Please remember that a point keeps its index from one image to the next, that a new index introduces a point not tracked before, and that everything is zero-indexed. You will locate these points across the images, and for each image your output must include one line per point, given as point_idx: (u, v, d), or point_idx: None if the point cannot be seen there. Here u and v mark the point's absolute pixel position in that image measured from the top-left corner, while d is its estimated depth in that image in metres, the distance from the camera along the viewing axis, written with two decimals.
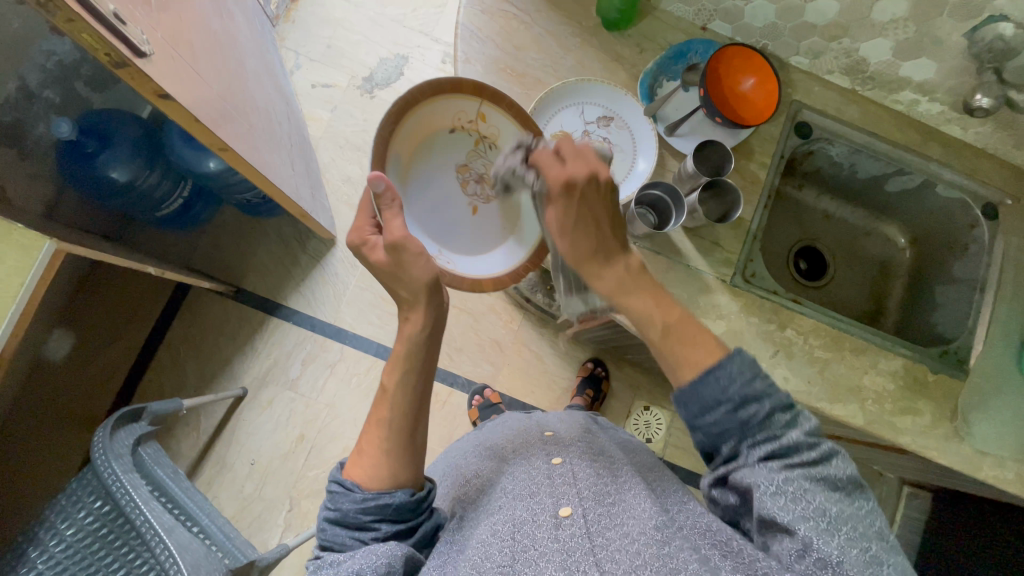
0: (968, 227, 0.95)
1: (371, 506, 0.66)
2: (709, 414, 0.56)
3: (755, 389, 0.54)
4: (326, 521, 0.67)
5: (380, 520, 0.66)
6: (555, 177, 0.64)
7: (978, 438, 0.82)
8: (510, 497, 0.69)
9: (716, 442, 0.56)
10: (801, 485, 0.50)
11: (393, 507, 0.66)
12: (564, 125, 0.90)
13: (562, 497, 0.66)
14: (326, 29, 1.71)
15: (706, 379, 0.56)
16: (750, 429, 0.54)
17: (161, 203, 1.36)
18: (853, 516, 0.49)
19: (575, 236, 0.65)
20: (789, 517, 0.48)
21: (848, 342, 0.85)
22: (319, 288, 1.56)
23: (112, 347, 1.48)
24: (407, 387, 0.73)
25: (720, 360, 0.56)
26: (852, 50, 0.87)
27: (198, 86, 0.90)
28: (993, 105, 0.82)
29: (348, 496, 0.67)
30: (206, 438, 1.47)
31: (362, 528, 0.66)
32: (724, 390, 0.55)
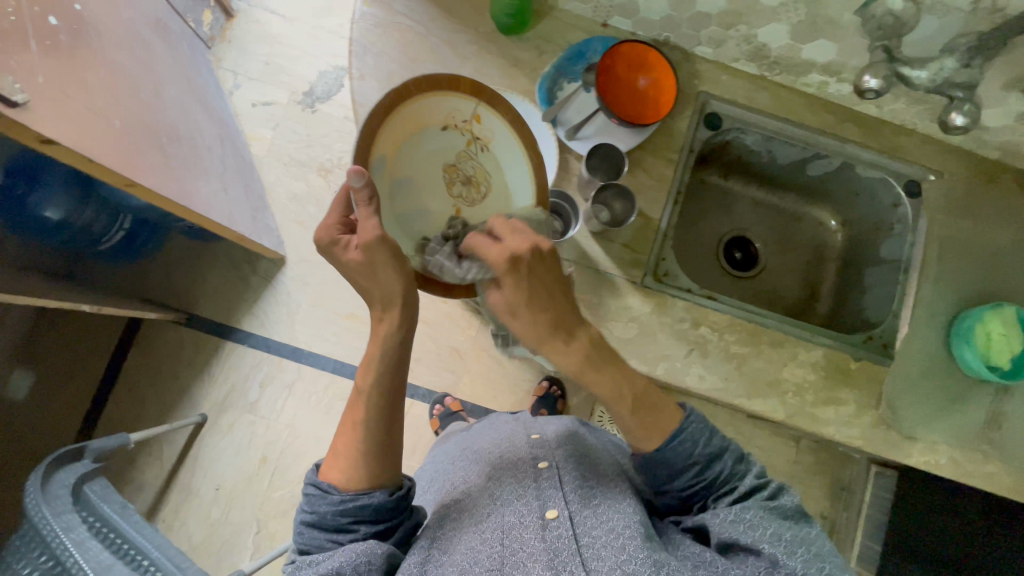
0: (892, 206, 0.94)
1: (349, 508, 0.64)
2: (679, 478, 0.63)
3: (715, 448, 0.62)
4: (304, 522, 0.66)
5: (358, 522, 0.64)
6: (500, 253, 0.60)
7: (904, 423, 0.82)
8: (497, 498, 0.69)
9: (684, 494, 0.64)
10: (757, 513, 0.58)
11: (372, 504, 0.64)
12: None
13: (548, 498, 0.67)
14: (263, 46, 1.69)
15: (671, 445, 0.61)
16: (715, 487, 0.62)
17: (101, 237, 1.35)
18: (805, 539, 0.56)
19: (525, 319, 0.61)
20: (751, 540, 0.55)
21: (766, 335, 0.83)
22: (272, 308, 1.55)
23: (69, 385, 1.48)
24: (385, 391, 0.68)
25: (681, 422, 0.63)
26: (751, 37, 0.83)
27: (94, 124, 0.89)
28: (883, 85, 0.69)
29: (325, 499, 0.65)
30: (170, 467, 1.47)
31: (339, 530, 0.64)
32: (689, 453, 0.61)
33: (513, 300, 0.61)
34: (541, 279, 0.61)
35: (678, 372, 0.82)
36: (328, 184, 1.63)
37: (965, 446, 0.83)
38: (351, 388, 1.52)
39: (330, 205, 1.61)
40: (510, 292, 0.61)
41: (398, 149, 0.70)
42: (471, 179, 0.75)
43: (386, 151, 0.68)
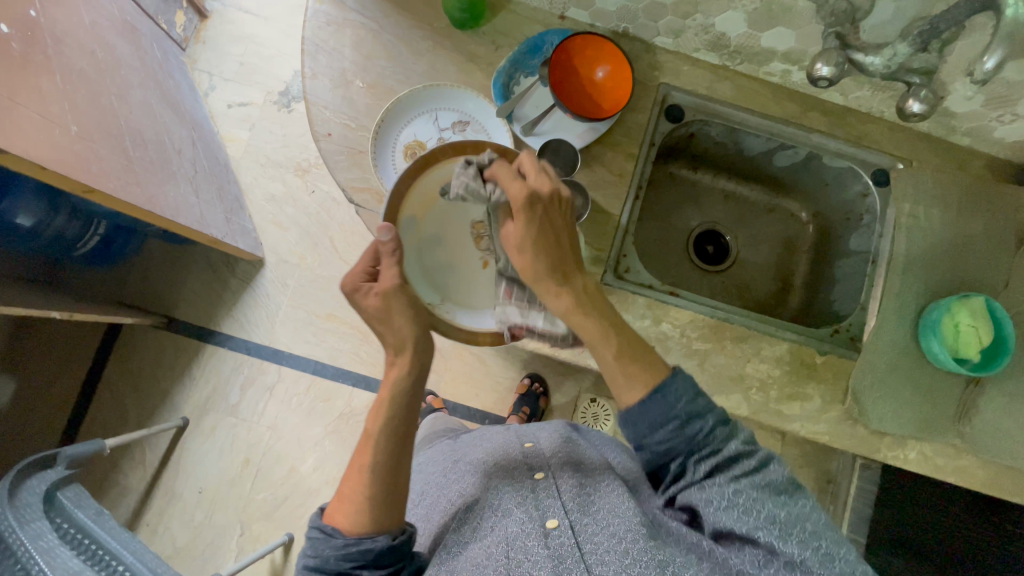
0: (861, 196, 0.92)
1: (352, 552, 0.62)
2: (658, 433, 0.60)
3: (698, 407, 0.60)
4: (305, 568, 0.64)
5: (361, 566, 0.62)
6: (519, 190, 0.62)
7: (871, 418, 0.80)
8: (497, 511, 0.70)
9: (665, 459, 0.62)
10: (750, 494, 0.56)
11: (380, 545, 0.62)
12: (418, 134, 0.85)
13: (547, 509, 0.68)
14: (237, 47, 1.67)
15: (655, 399, 0.60)
16: (697, 442, 0.60)
17: (76, 243, 1.35)
18: (799, 515, 0.56)
19: (529, 254, 0.63)
20: (747, 528, 0.54)
21: (729, 331, 0.82)
22: (251, 310, 1.55)
23: (50, 391, 1.48)
24: (394, 435, 0.65)
25: (666, 381, 0.61)
26: (709, 26, 0.81)
27: (49, 130, 0.88)
28: (836, 74, 0.66)
29: (329, 542, 0.63)
30: (153, 470, 1.48)
31: (343, 574, 0.63)
32: (671, 410, 0.60)
33: (524, 241, 0.63)
34: (554, 222, 0.64)
35: None
36: (306, 184, 1.62)
37: (935, 439, 0.82)
38: (332, 389, 1.52)
39: (307, 205, 1.60)
40: (523, 229, 0.63)
41: (426, 209, 0.73)
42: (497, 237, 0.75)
43: (417, 211, 0.72)
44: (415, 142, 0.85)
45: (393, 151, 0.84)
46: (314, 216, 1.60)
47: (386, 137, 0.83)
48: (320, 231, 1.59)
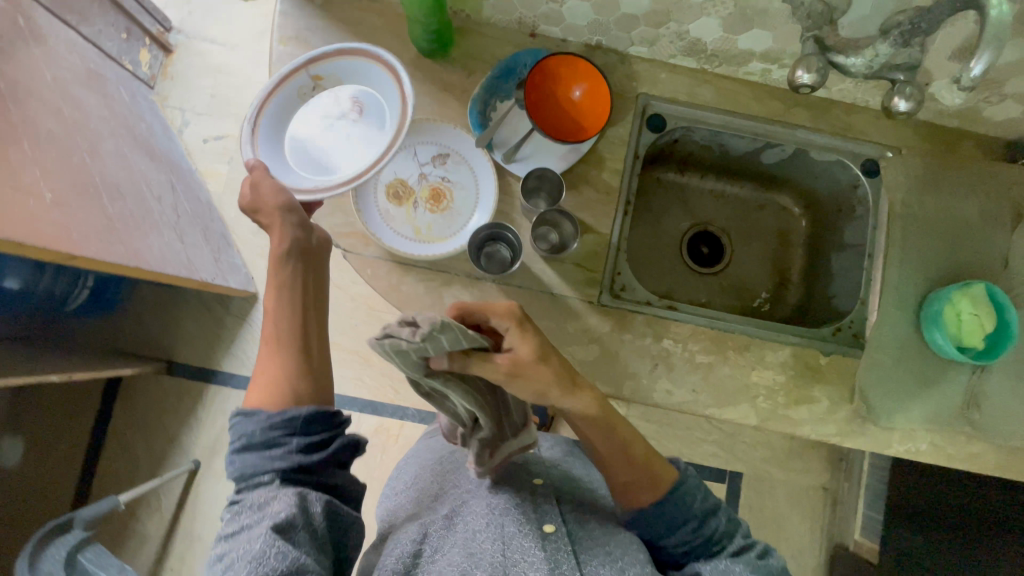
0: (852, 187, 0.90)
1: (278, 421, 0.66)
2: (676, 532, 0.68)
3: (711, 505, 0.70)
4: (235, 452, 0.67)
5: (290, 435, 0.66)
6: (507, 311, 0.65)
7: (880, 415, 0.80)
8: (496, 507, 0.71)
9: (675, 546, 0.69)
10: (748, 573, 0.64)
11: (300, 419, 0.67)
12: (398, 171, 0.84)
13: (544, 513, 0.71)
14: (206, 79, 1.64)
15: (671, 499, 0.69)
16: (710, 544, 0.68)
17: (66, 299, 1.36)
18: None
19: (549, 366, 0.65)
20: None
21: (730, 341, 0.81)
22: (250, 346, 1.54)
23: (59, 447, 1.48)
24: (283, 300, 0.75)
25: (680, 478, 0.70)
26: (683, 33, 0.79)
27: (21, 202, 0.86)
28: (817, 80, 0.64)
29: (251, 420, 0.67)
30: (170, 515, 1.48)
31: (270, 446, 0.66)
32: (690, 508, 0.69)
33: (533, 356, 0.64)
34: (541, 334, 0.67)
35: (645, 390, 0.80)
36: None
37: (945, 429, 0.81)
38: None
39: None
40: (526, 346, 0.64)
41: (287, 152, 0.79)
42: (351, 109, 0.79)
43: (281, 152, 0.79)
44: (395, 180, 0.84)
45: (375, 192, 0.83)
46: None
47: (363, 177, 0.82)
48: None
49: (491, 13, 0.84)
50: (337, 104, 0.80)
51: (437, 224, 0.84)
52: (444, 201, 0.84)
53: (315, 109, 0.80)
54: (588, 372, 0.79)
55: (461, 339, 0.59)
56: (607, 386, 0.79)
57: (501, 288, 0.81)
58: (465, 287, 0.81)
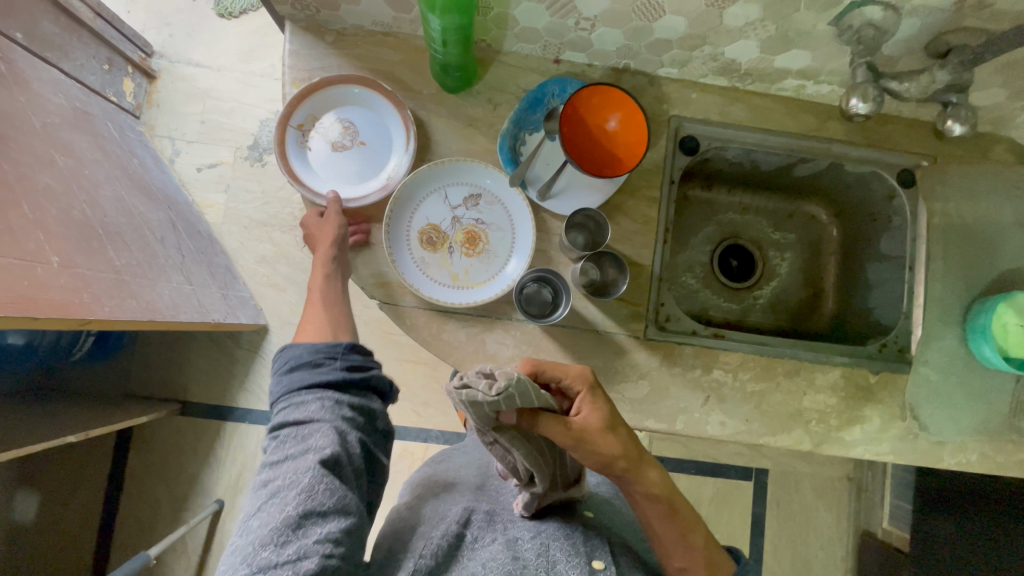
0: (887, 199, 0.89)
1: (322, 348, 0.70)
2: None
3: None
4: (280, 374, 0.69)
5: (335, 357, 0.69)
6: (578, 374, 0.65)
7: (932, 431, 0.80)
8: (539, 536, 0.66)
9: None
10: None
11: (343, 346, 0.70)
12: (430, 216, 0.81)
13: (595, 548, 0.65)
14: (195, 105, 1.57)
15: None
16: None
17: (72, 349, 1.31)
18: None
19: (615, 435, 0.63)
20: None
21: (780, 366, 0.80)
22: (265, 379, 1.50)
23: (76, 498, 1.43)
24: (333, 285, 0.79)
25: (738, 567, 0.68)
26: (718, 55, 0.76)
27: (30, 271, 0.81)
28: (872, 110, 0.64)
29: (300, 346, 0.70)
30: (198, 558, 1.45)
31: (316, 364, 0.68)
32: None
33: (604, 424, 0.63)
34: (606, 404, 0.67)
35: (698, 423, 0.79)
36: (296, 239, 1.55)
37: (995, 438, 0.82)
38: None
39: (301, 261, 1.54)
40: (593, 415, 0.63)
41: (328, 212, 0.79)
42: (346, 126, 0.81)
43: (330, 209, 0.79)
44: (428, 225, 0.81)
45: (408, 239, 0.80)
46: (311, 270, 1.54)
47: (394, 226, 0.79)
48: None
49: (515, 42, 0.80)
50: (333, 136, 0.82)
51: (475, 269, 0.81)
52: (480, 244, 0.81)
53: (317, 155, 0.81)
54: (641, 409, 0.78)
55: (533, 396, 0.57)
56: (660, 423, 0.78)
57: (546, 330, 0.79)
58: (509, 331, 0.79)
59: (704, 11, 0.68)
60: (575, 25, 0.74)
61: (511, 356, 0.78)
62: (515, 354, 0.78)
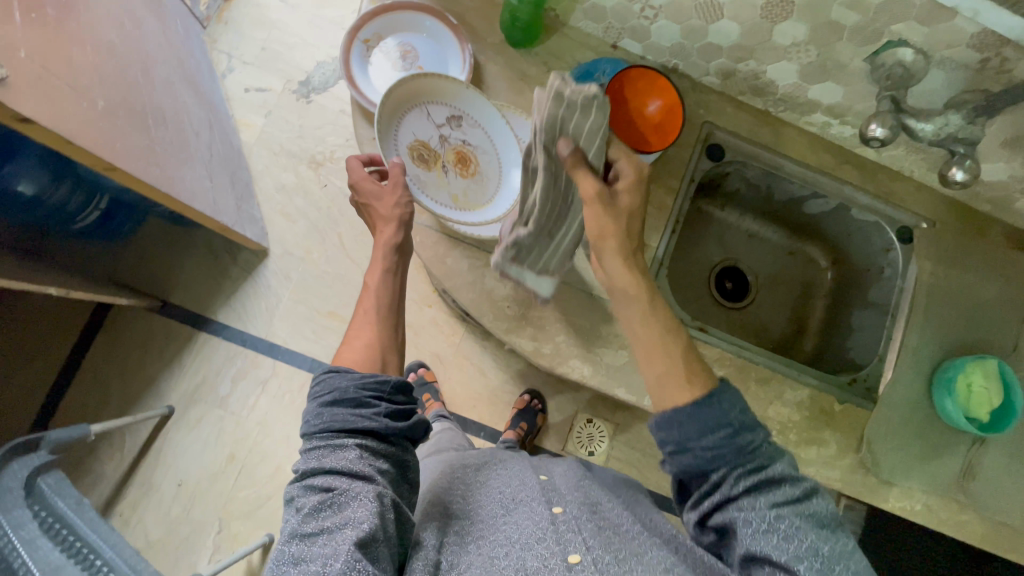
0: (883, 251, 0.95)
1: (370, 382, 0.66)
2: (706, 437, 0.57)
3: (748, 418, 0.58)
4: (321, 406, 0.65)
5: (379, 398, 0.66)
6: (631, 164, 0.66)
7: (883, 469, 0.83)
8: (513, 543, 0.62)
9: (696, 470, 0.57)
10: (792, 521, 0.53)
11: (389, 385, 0.67)
12: (417, 131, 0.79)
13: (568, 542, 0.60)
14: (260, 31, 1.64)
15: (708, 403, 0.57)
16: (743, 456, 0.56)
17: (75, 217, 1.28)
18: (841, 554, 0.52)
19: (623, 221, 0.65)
20: (785, 558, 0.51)
21: (754, 372, 0.83)
22: (250, 300, 1.51)
23: (33, 365, 1.41)
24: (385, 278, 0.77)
25: (721, 386, 0.59)
26: (760, 72, 0.83)
27: (76, 103, 0.84)
28: (889, 135, 0.71)
29: (345, 376, 0.67)
30: (131, 458, 1.42)
31: (360, 405, 0.65)
32: (725, 415, 0.57)
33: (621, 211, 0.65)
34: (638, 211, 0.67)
35: None
36: (318, 177, 1.59)
37: (941, 493, 0.84)
38: None
39: (318, 199, 1.57)
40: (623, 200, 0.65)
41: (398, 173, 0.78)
42: (406, 49, 0.86)
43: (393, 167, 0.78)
44: (416, 141, 0.80)
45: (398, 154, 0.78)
46: (325, 210, 1.57)
47: (389, 139, 0.77)
48: (329, 226, 1.56)
49: (581, 18, 0.86)
50: (392, 55, 0.86)
51: (471, 190, 0.82)
52: (472, 164, 0.82)
53: (375, 69, 0.86)
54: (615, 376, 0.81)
55: (600, 133, 0.60)
56: (630, 394, 0.81)
57: None
58: None
59: (757, 23, 0.75)
60: (639, 12, 0.81)
61: (507, 295, 0.82)
62: (509, 295, 0.82)
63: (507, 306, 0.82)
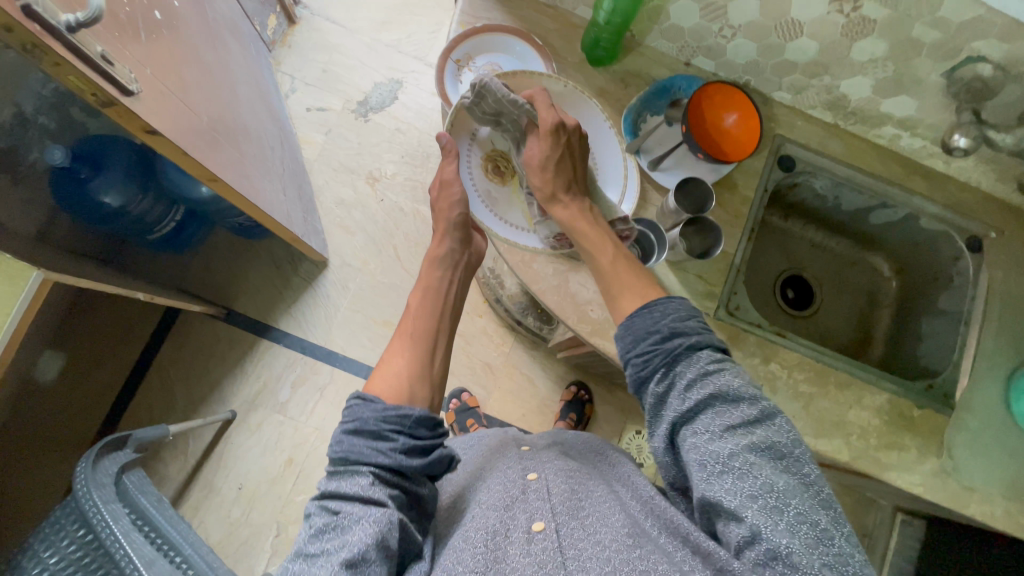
0: (953, 259, 0.96)
1: (391, 415, 0.65)
2: (640, 347, 0.66)
3: (683, 329, 0.65)
4: (342, 434, 0.64)
5: (397, 431, 0.64)
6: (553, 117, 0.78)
7: (965, 474, 0.83)
8: (484, 507, 0.64)
9: (648, 382, 0.64)
10: (747, 458, 0.54)
11: (411, 419, 0.65)
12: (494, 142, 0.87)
13: (534, 510, 0.61)
14: (322, 54, 1.72)
15: (646, 312, 0.68)
16: (678, 370, 0.62)
17: (153, 227, 1.32)
18: (794, 487, 0.53)
19: (551, 170, 0.79)
20: (735, 502, 0.52)
21: (833, 376, 0.85)
22: (310, 309, 1.56)
23: (102, 369, 1.46)
24: (428, 299, 0.87)
25: (660, 301, 0.69)
26: (833, 87, 0.87)
27: (186, 117, 0.90)
28: (972, 145, 0.84)
29: (368, 407, 0.66)
30: (194, 462, 1.45)
31: (378, 438, 0.63)
32: (655, 324, 0.66)
33: (546, 159, 0.79)
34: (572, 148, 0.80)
35: None
36: (375, 192, 1.65)
37: None
38: None
39: (375, 213, 1.63)
40: (547, 147, 0.78)
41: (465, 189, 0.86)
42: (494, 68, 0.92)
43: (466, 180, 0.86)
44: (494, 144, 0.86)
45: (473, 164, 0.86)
46: (381, 223, 1.63)
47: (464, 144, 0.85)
48: (385, 239, 1.62)
49: (657, 38, 0.90)
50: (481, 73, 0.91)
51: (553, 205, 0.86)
52: None
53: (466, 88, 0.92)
54: None
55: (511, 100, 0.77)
56: None
57: None
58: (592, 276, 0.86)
59: (836, 40, 0.80)
60: (718, 31, 0.86)
61: (591, 299, 0.85)
62: (593, 299, 0.85)
63: (591, 309, 0.85)
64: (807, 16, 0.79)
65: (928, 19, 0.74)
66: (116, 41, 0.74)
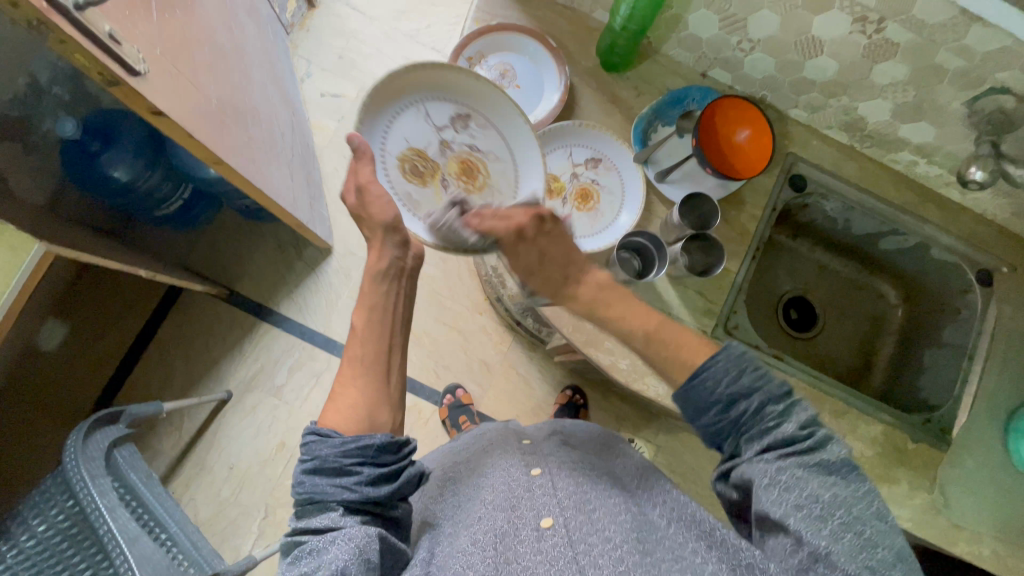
0: (961, 292, 0.94)
1: (352, 448, 0.60)
2: (703, 416, 0.55)
3: (744, 385, 0.53)
4: (303, 472, 0.60)
5: (360, 463, 0.60)
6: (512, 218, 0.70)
7: (955, 512, 0.81)
8: (487, 504, 0.62)
9: (716, 442, 0.56)
10: (795, 472, 0.48)
11: (373, 446, 0.61)
12: (410, 137, 0.74)
13: (541, 506, 0.58)
14: (339, 40, 1.71)
15: (696, 380, 0.56)
16: (744, 423, 0.53)
17: (160, 205, 1.32)
18: (846, 499, 0.47)
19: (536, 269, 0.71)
20: (781, 511, 0.46)
21: (828, 404, 0.84)
22: (312, 295, 1.56)
23: (103, 340, 1.47)
24: (374, 324, 0.74)
25: (708, 360, 0.56)
26: (851, 109, 0.85)
27: (195, 99, 0.90)
28: (987, 179, 0.80)
29: (325, 442, 0.61)
30: (188, 439, 1.47)
31: (342, 473, 0.59)
32: (712, 392, 0.54)
33: (528, 264, 0.71)
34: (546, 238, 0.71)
35: None
36: None
37: (1014, 543, 0.82)
38: None
39: None
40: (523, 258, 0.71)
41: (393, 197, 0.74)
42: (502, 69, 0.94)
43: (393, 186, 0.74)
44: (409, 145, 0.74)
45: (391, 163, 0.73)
46: None
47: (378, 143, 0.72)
48: None
49: (674, 46, 0.89)
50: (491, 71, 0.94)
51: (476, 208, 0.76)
52: (478, 176, 0.76)
53: None
54: None
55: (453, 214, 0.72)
56: None
57: None
58: None
59: (857, 61, 0.78)
60: (736, 44, 0.84)
61: None
62: None
63: (587, 319, 0.84)
64: (827, 35, 0.76)
65: (952, 46, 0.71)
66: (125, 20, 0.73)
